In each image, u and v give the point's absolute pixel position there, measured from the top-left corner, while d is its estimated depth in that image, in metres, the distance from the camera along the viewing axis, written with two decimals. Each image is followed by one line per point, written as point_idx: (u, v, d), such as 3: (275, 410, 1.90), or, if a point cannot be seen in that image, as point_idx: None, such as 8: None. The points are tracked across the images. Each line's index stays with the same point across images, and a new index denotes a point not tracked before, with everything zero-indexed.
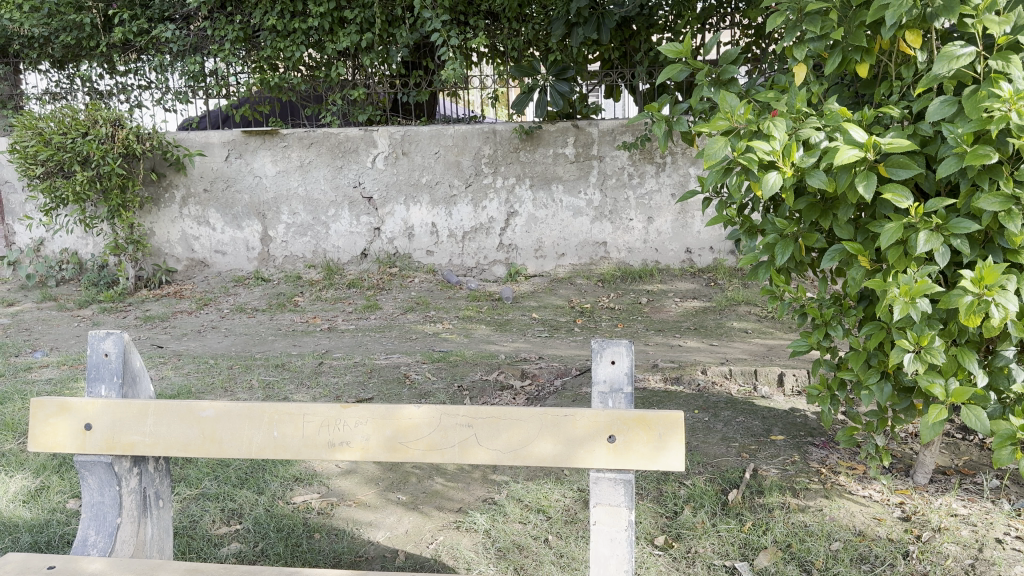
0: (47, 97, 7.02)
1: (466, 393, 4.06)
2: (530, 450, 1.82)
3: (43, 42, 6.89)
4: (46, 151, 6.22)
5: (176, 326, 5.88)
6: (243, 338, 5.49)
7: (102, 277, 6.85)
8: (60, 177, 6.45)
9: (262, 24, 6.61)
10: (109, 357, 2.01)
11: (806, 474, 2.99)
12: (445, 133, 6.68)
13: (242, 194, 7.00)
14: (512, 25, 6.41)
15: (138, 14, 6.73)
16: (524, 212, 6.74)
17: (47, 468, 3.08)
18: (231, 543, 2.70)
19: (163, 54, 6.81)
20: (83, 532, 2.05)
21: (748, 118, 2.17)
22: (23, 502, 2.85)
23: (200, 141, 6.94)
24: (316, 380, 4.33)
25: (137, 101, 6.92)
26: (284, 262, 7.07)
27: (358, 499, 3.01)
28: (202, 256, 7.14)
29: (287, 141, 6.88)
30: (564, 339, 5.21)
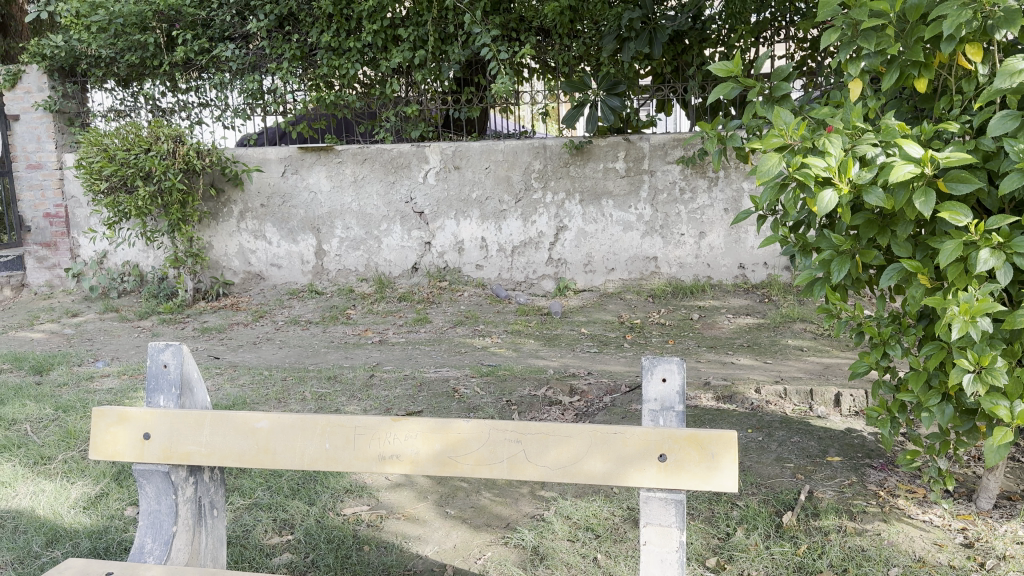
0: (113, 114, 7.30)
1: (515, 408, 4.05)
2: (580, 468, 1.81)
3: (109, 62, 7.15)
4: (111, 167, 6.43)
5: (232, 338, 5.99)
6: (297, 350, 5.58)
7: (163, 289, 7.04)
8: (124, 192, 6.66)
9: (318, 42, 6.74)
10: (168, 368, 2.06)
11: (863, 497, 2.91)
12: (496, 149, 6.72)
13: (298, 209, 7.14)
14: (563, 41, 6.45)
15: (200, 34, 6.94)
16: (574, 226, 6.72)
17: (107, 475, 3.16)
18: (282, 553, 2.73)
19: (223, 73, 6.99)
20: (140, 539, 2.10)
21: (802, 134, 2.14)
22: (84, 508, 2.92)
23: (258, 157, 7.11)
24: (368, 393, 4.37)
25: (198, 118, 7.12)
26: (337, 275, 7.17)
27: (406, 512, 3.03)
28: (259, 269, 7.29)
29: (342, 157, 6.99)
30: (614, 355, 5.17)
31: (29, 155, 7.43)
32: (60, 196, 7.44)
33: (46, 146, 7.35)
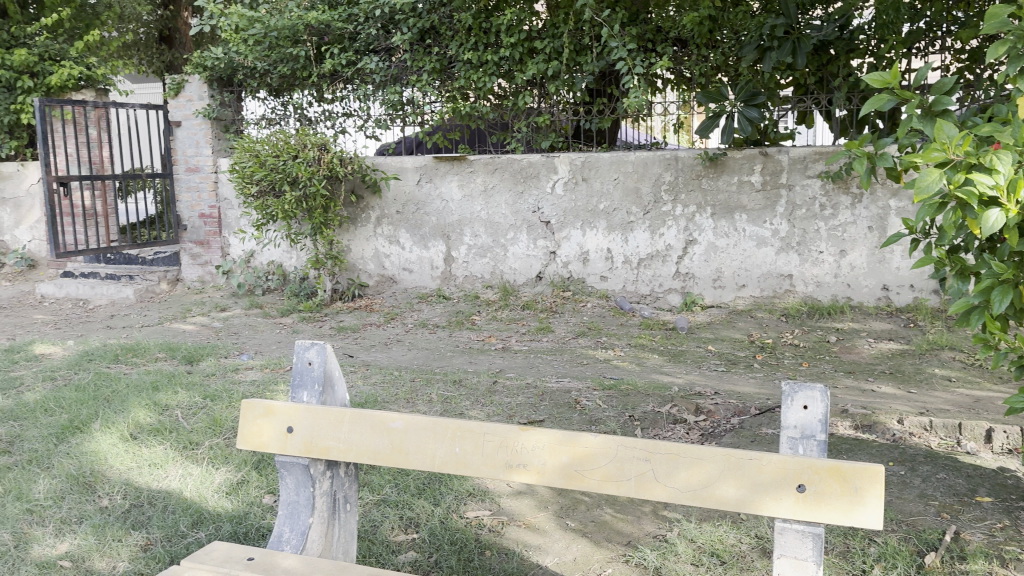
0: (264, 122, 7.77)
1: (638, 424, 4.00)
2: (711, 492, 1.76)
3: (263, 73, 7.61)
4: (261, 172, 6.83)
5: (364, 338, 6.23)
6: (424, 353, 5.74)
7: (303, 288, 7.42)
8: (273, 196, 7.05)
9: (458, 55, 6.93)
10: (312, 365, 2.16)
11: (1018, 544, 2.68)
12: (626, 160, 6.67)
13: (430, 216, 7.34)
14: (701, 51, 6.34)
15: (347, 47, 7.27)
16: (704, 240, 6.57)
17: (248, 463, 3.34)
18: (408, 551, 2.80)
19: (366, 85, 7.30)
20: (280, 528, 2.20)
21: (967, 150, 2.00)
22: (227, 493, 3.11)
23: (395, 165, 7.36)
24: (491, 399, 4.43)
25: (341, 127, 7.46)
26: (464, 281, 7.32)
27: (527, 521, 3.04)
28: (391, 273, 7.54)
29: (474, 167, 7.14)
30: (742, 375, 5.01)
31: (188, 159, 8.00)
32: (213, 198, 7.98)
33: (204, 151, 7.90)
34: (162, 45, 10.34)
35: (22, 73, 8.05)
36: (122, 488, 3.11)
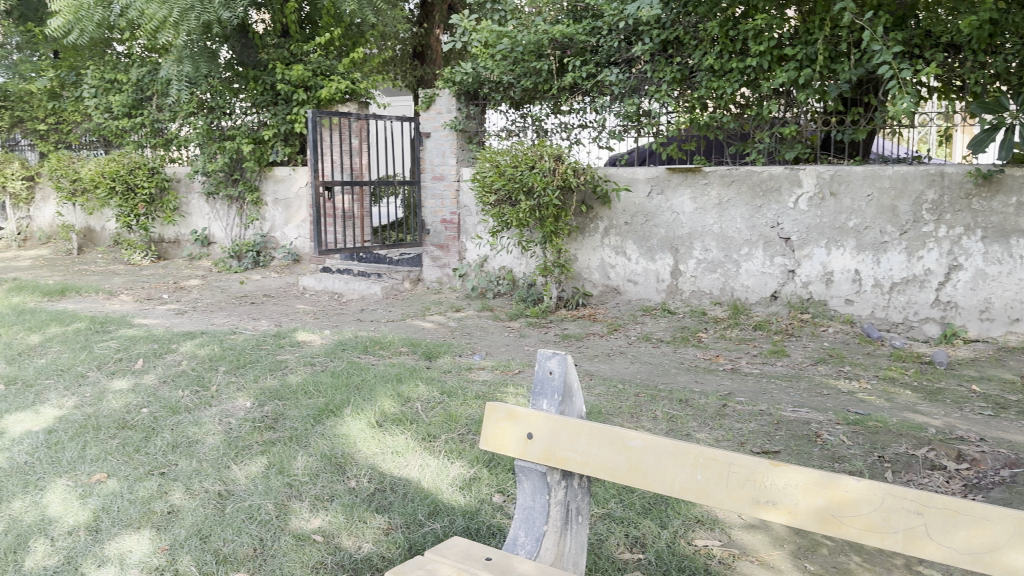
0: (504, 133, 8.10)
1: (888, 466, 3.63)
2: (998, 558, 1.52)
3: (507, 87, 7.91)
4: (500, 181, 7.08)
5: (589, 348, 6.24)
6: (649, 367, 5.65)
7: (531, 294, 7.62)
8: (509, 205, 7.28)
9: (700, 65, 6.75)
10: (553, 375, 2.15)
11: None
12: (882, 175, 6.13)
13: (660, 228, 7.22)
14: (979, 57, 5.74)
15: (588, 59, 7.35)
16: (971, 266, 5.86)
17: (480, 461, 3.42)
18: (634, 571, 2.74)
19: (604, 97, 7.33)
20: (515, 532, 2.22)
21: None
22: (460, 487, 3.20)
23: (628, 176, 7.33)
24: (721, 422, 4.24)
25: (577, 138, 7.57)
26: (692, 296, 7.11)
27: (762, 557, 2.85)
28: (617, 284, 7.51)
29: (709, 179, 6.91)
30: (1016, 423, 4.39)
31: (434, 168, 8.49)
32: (455, 206, 8.41)
33: (449, 160, 8.35)
34: (415, 61, 11.12)
35: (298, 87, 8.93)
36: (368, 472, 3.28)
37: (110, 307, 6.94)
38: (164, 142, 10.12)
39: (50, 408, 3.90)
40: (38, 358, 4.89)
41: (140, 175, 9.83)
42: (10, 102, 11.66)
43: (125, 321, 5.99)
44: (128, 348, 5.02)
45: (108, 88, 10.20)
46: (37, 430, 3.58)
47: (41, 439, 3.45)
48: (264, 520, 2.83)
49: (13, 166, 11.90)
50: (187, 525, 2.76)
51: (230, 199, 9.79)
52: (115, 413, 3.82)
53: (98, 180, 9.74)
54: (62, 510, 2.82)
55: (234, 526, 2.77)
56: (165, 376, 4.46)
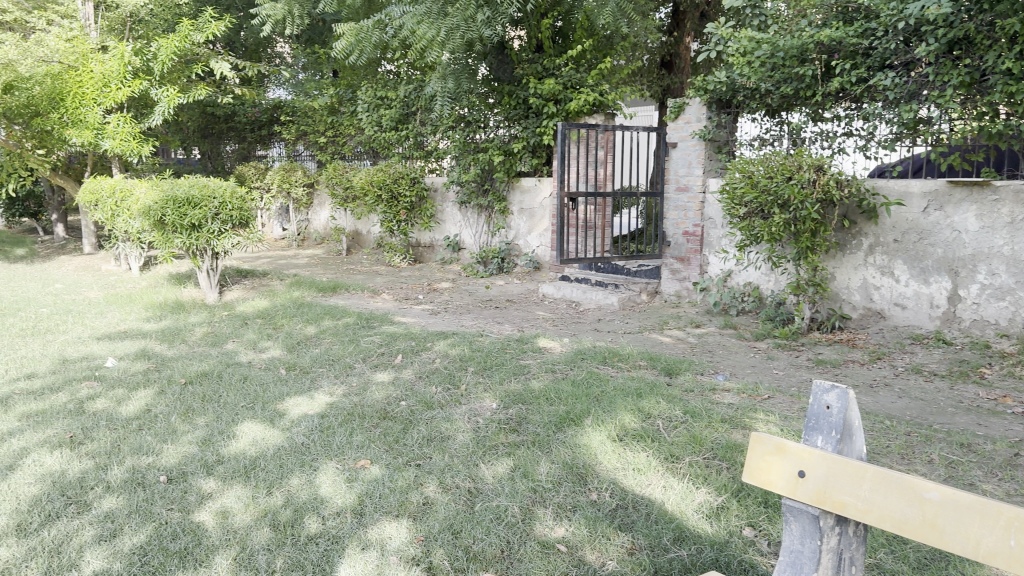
0: (758, 142, 7.47)
1: None
2: None
3: (764, 93, 7.24)
4: (751, 193, 6.57)
5: (847, 376, 5.57)
6: (920, 403, 5.02)
7: (779, 314, 6.96)
8: (760, 217, 6.72)
9: (993, 66, 5.59)
10: (830, 409, 1.69)
11: None
12: None
13: (936, 247, 6.33)
14: None
15: (858, 63, 6.50)
16: None
17: (728, 489, 3.07)
18: None
19: (877, 103, 6.45)
20: None
21: None
22: (708, 515, 2.90)
23: (900, 190, 6.49)
24: (1013, 475, 3.65)
25: (840, 147, 6.78)
26: (972, 326, 6.15)
27: None
28: (880, 307, 6.71)
29: (999, 195, 5.93)
30: None
31: (680, 179, 8.14)
32: (699, 217, 7.98)
33: (695, 171, 7.97)
34: (663, 70, 10.91)
35: (549, 100, 8.87)
36: (611, 486, 3.11)
37: (372, 304, 7.48)
38: (425, 154, 10.76)
39: (322, 394, 4.26)
40: (314, 348, 5.39)
41: (403, 184, 10.52)
42: (302, 119, 13.22)
43: (386, 318, 6.44)
44: (388, 345, 5.38)
45: (379, 105, 11.15)
46: (313, 414, 3.90)
47: (316, 423, 3.75)
48: (511, 523, 2.83)
49: (298, 175, 13.35)
50: (440, 518, 2.83)
51: (480, 207, 10.19)
52: (378, 405, 4.09)
53: (368, 188, 10.55)
54: (331, 490, 3.01)
55: (483, 525, 2.79)
56: (421, 372, 4.73)
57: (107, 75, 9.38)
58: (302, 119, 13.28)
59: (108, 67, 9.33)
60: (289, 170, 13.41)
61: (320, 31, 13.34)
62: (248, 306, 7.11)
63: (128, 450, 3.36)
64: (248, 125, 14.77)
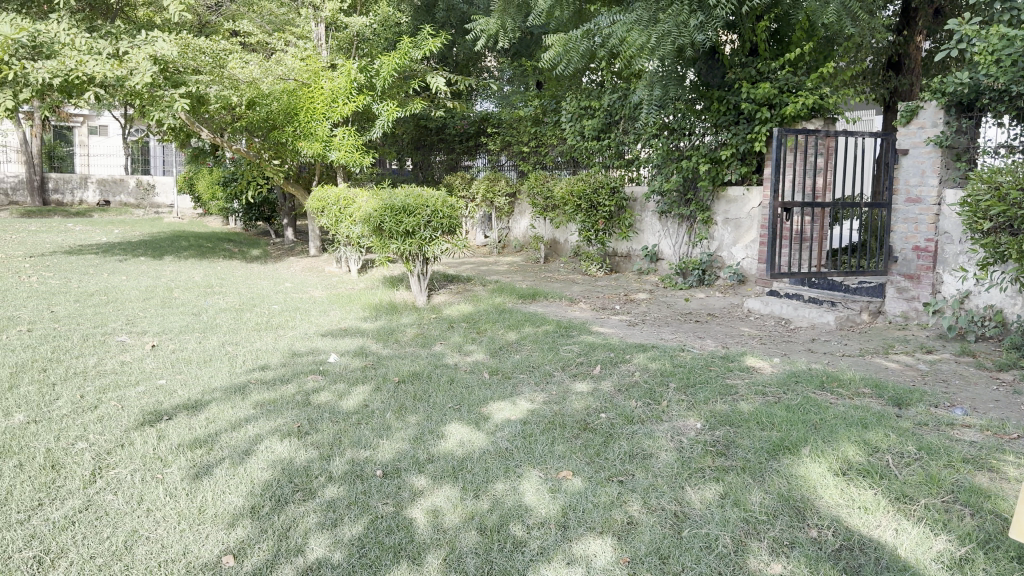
0: (1005, 150, 6.59)
1: None
2: None
3: (1015, 95, 6.39)
4: (1000, 206, 5.77)
5: None
6: None
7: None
8: (1007, 233, 5.95)
9: None
10: None
11: None
12: None
13: None
14: None
15: None
16: None
17: (973, 540, 2.71)
18: None
19: None
20: None
21: None
22: (949, 566, 2.58)
23: None
24: None
25: None
26: None
27: None
28: None
29: None
30: None
31: (910, 189, 7.39)
32: (932, 231, 7.20)
33: (929, 181, 7.19)
34: (890, 71, 10.11)
35: (762, 106, 8.22)
36: (833, 523, 2.86)
37: (572, 312, 7.47)
38: (625, 163, 10.49)
39: (524, 400, 4.28)
40: (515, 354, 5.47)
41: (603, 193, 10.34)
42: (507, 130, 13.56)
43: (585, 327, 6.40)
44: (588, 354, 5.33)
45: (583, 114, 11.16)
46: (515, 420, 3.92)
47: (518, 429, 3.77)
48: (722, 553, 2.67)
49: (501, 184, 13.67)
50: (646, 540, 2.73)
51: (682, 216, 9.64)
52: (578, 414, 4.00)
53: (568, 198, 10.59)
54: (536, 499, 3.01)
55: (692, 552, 2.66)
56: (620, 385, 4.55)
57: (336, 92, 10.14)
58: (506, 130, 13.58)
59: (336, 84, 10.07)
60: (492, 180, 13.76)
61: (527, 44, 13.64)
62: (454, 310, 7.37)
63: (346, 443, 3.55)
64: (456, 136, 15.38)
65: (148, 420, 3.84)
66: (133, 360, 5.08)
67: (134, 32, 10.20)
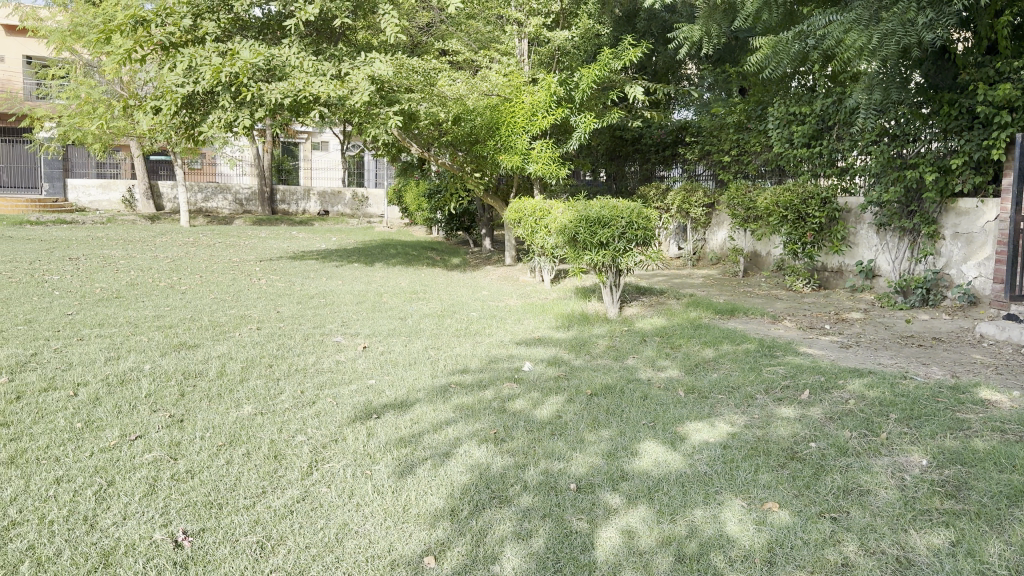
0: None
1: None
2: None
3: None
4: None
5: None
6: None
7: None
8: None
9: None
10: None
11: None
12: None
13: None
14: None
15: None
16: None
17: None
18: None
19: None
20: None
21: None
22: None
23: None
24: None
25: None
26: None
27: None
28: None
29: None
30: None
31: None
32: None
33: None
34: None
35: (1002, 109, 7.39)
36: None
37: (774, 331, 7.09)
38: (839, 172, 9.86)
39: (724, 422, 4.11)
40: (713, 372, 5.27)
41: (812, 204, 9.82)
42: (705, 139, 13.18)
43: (790, 347, 6.05)
44: (794, 377, 5.02)
45: (791, 121, 10.61)
46: (715, 443, 3.77)
47: (718, 453, 3.61)
48: None
49: (698, 195, 13.29)
50: None
51: (903, 230, 8.87)
52: (784, 441, 3.77)
53: (773, 209, 10.10)
54: (739, 530, 2.86)
55: None
56: (832, 413, 4.23)
57: (536, 105, 10.42)
58: (706, 139, 13.20)
59: (537, 97, 10.33)
60: (689, 190, 13.40)
61: (731, 50, 13.21)
62: (648, 324, 7.24)
63: (542, 454, 3.57)
64: (653, 146, 15.17)
65: (360, 417, 4.08)
66: (346, 360, 5.45)
67: (354, 54, 11.01)
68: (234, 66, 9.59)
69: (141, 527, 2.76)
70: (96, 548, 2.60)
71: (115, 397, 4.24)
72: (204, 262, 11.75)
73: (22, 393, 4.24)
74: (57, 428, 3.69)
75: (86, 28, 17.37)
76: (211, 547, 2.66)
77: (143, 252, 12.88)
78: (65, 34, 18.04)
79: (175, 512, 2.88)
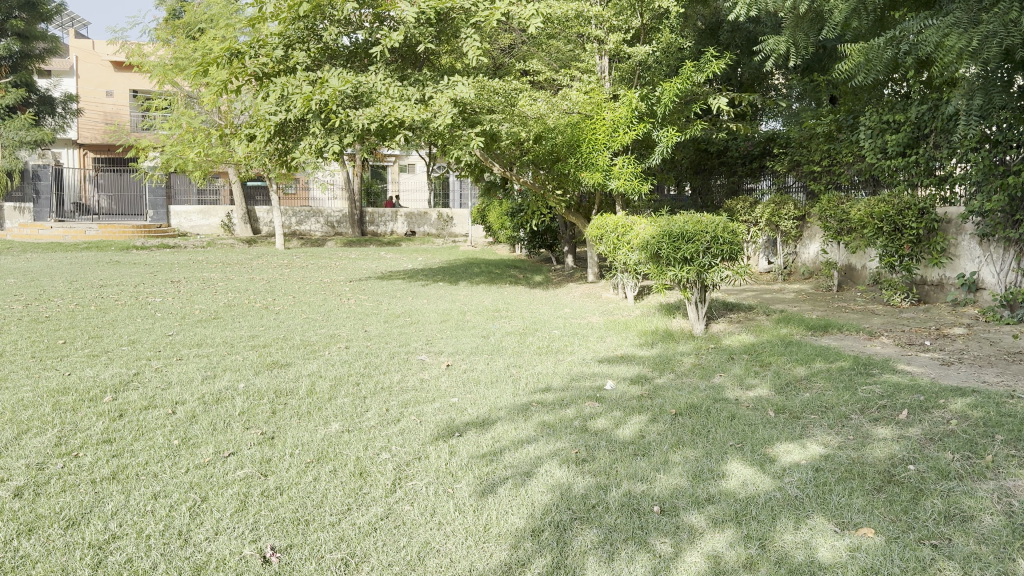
0: None
1: None
2: None
3: None
4: None
5: None
6: None
7: None
8: None
9: None
10: None
11: None
12: None
13: None
14: None
15: None
16: None
17: None
18: None
19: None
20: None
21: None
22: None
23: None
24: None
25: None
26: None
27: None
28: None
29: None
30: None
31: None
32: None
33: None
34: None
35: None
36: None
37: (870, 348, 6.81)
38: (938, 181, 9.46)
39: (817, 444, 3.96)
40: (805, 392, 5.07)
41: (909, 214, 9.36)
42: (794, 149, 12.83)
43: (887, 364, 5.80)
44: (892, 396, 4.78)
45: (885, 130, 10.27)
46: (807, 465, 3.62)
47: (810, 476, 3.47)
48: None
49: (788, 208, 12.89)
50: None
51: (1008, 240, 8.38)
52: (880, 464, 3.60)
53: (867, 220, 9.74)
54: (833, 557, 2.74)
55: None
56: (932, 435, 4.01)
57: (617, 121, 10.29)
58: (795, 150, 12.81)
59: (618, 114, 10.20)
60: (778, 203, 13.04)
61: (820, 58, 12.82)
62: (736, 340, 7.06)
63: (624, 475, 3.53)
64: (739, 159, 14.86)
65: (442, 436, 4.11)
66: (430, 377, 5.53)
67: (438, 78, 11.23)
68: (323, 94, 9.90)
69: (232, 542, 2.86)
70: (189, 563, 2.71)
71: (210, 414, 4.42)
72: (296, 283, 12.15)
73: (125, 411, 4.47)
74: (156, 445, 3.88)
75: (186, 62, 18.33)
76: (298, 563, 2.73)
77: (240, 275, 13.39)
78: (167, 68, 19.08)
79: (262, 528, 2.98)
